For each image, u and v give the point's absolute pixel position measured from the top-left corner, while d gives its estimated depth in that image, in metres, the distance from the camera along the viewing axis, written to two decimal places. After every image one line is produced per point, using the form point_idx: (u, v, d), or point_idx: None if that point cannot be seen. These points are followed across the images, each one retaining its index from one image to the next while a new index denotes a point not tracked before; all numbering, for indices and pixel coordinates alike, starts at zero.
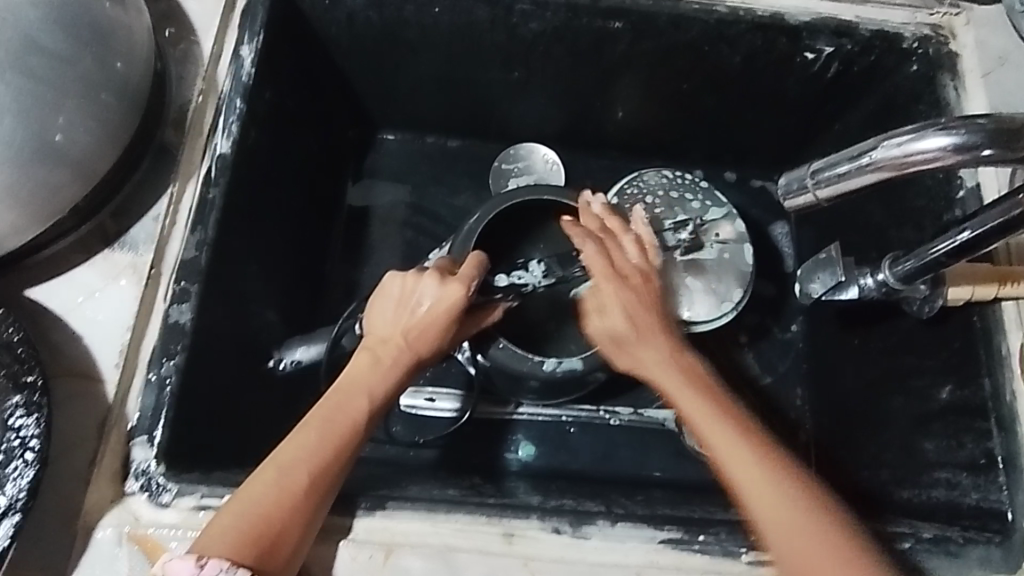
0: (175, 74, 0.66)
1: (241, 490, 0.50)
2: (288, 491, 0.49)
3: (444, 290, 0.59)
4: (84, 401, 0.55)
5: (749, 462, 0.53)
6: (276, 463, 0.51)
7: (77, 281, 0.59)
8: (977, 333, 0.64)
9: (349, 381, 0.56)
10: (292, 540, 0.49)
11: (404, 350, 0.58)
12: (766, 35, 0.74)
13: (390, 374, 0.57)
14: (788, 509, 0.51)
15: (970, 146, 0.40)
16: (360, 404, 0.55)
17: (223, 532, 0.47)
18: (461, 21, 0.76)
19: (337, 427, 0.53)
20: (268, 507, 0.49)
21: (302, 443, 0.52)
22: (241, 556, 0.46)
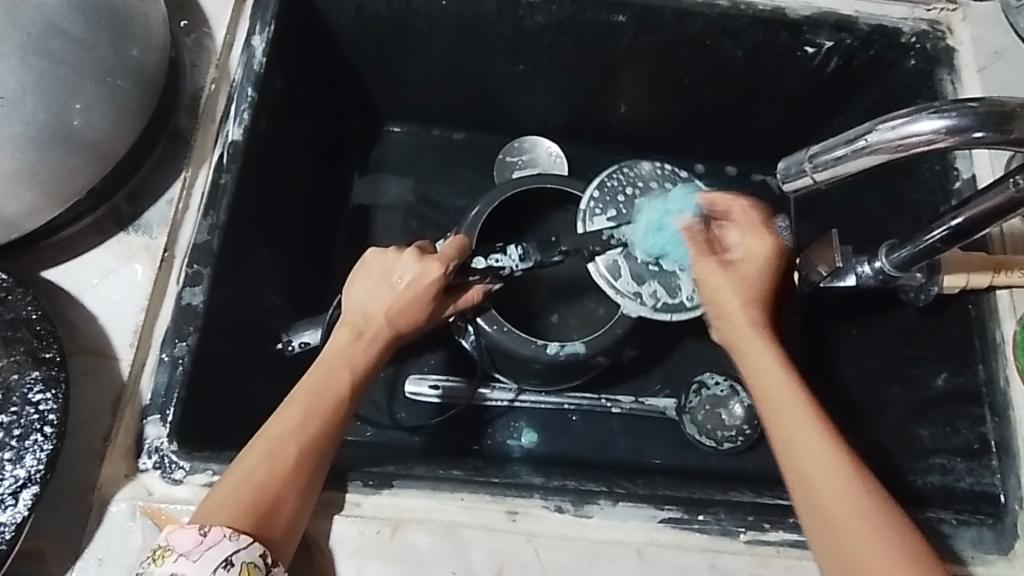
0: (189, 62, 0.68)
1: (234, 466, 0.51)
2: (281, 465, 0.50)
3: (422, 268, 0.60)
4: (99, 379, 0.57)
5: (815, 438, 0.51)
6: (267, 437, 0.52)
7: (92, 263, 0.60)
8: (972, 321, 0.65)
9: (331, 359, 0.57)
10: (287, 511, 0.50)
11: (380, 325, 0.59)
12: (767, 29, 0.76)
13: (367, 351, 0.58)
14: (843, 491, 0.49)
15: (962, 129, 0.42)
16: (344, 379, 0.56)
17: (221, 505, 0.48)
18: (467, 14, 0.78)
19: (324, 401, 0.54)
20: (262, 480, 0.50)
21: (289, 417, 0.52)
22: (241, 524, 0.48)
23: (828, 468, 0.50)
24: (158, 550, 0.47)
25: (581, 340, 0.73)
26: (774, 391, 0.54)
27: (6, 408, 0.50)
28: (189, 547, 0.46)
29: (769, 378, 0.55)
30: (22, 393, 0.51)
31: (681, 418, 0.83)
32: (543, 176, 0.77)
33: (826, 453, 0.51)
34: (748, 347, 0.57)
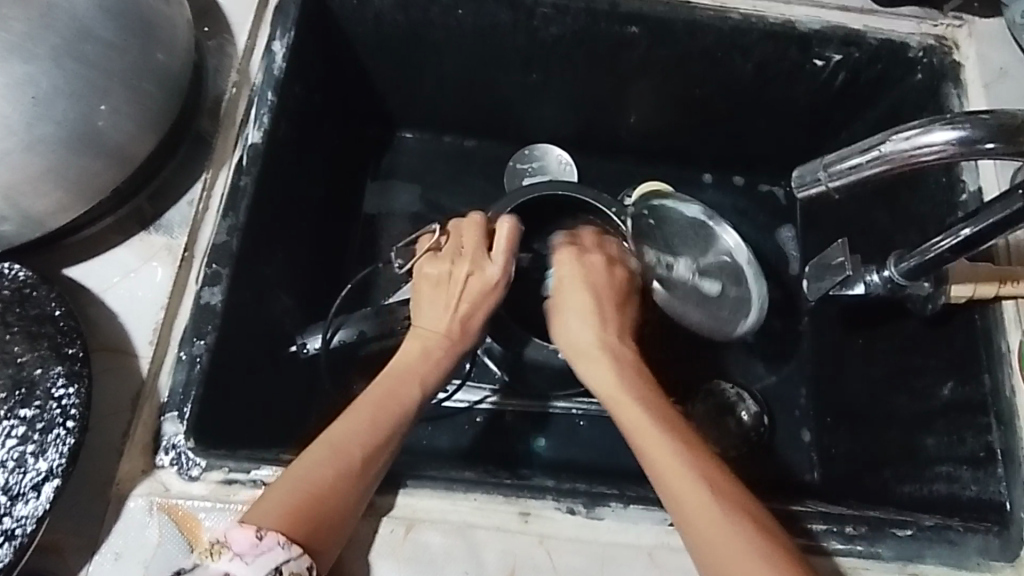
0: (211, 66, 0.69)
1: (296, 468, 0.51)
2: (343, 472, 0.51)
3: (482, 271, 0.61)
4: (119, 375, 0.57)
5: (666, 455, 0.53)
6: (331, 446, 0.52)
7: (113, 261, 0.61)
8: (977, 333, 0.66)
9: (401, 366, 0.58)
10: (340, 519, 0.51)
11: (456, 329, 0.60)
12: (778, 42, 0.77)
13: (438, 359, 0.59)
14: (697, 506, 0.50)
15: (975, 140, 0.43)
16: (408, 392, 0.57)
17: (277, 507, 0.49)
18: (484, 23, 0.79)
19: (390, 411, 0.55)
20: (321, 486, 0.50)
21: (356, 424, 0.54)
22: (293, 531, 0.48)
23: (714, 521, 0.50)
24: (211, 547, 0.47)
25: None
26: (651, 447, 0.54)
27: (29, 402, 0.51)
28: (242, 547, 0.46)
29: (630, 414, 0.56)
30: (45, 387, 0.51)
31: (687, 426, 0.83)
32: (554, 184, 0.77)
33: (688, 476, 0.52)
34: (620, 406, 0.57)
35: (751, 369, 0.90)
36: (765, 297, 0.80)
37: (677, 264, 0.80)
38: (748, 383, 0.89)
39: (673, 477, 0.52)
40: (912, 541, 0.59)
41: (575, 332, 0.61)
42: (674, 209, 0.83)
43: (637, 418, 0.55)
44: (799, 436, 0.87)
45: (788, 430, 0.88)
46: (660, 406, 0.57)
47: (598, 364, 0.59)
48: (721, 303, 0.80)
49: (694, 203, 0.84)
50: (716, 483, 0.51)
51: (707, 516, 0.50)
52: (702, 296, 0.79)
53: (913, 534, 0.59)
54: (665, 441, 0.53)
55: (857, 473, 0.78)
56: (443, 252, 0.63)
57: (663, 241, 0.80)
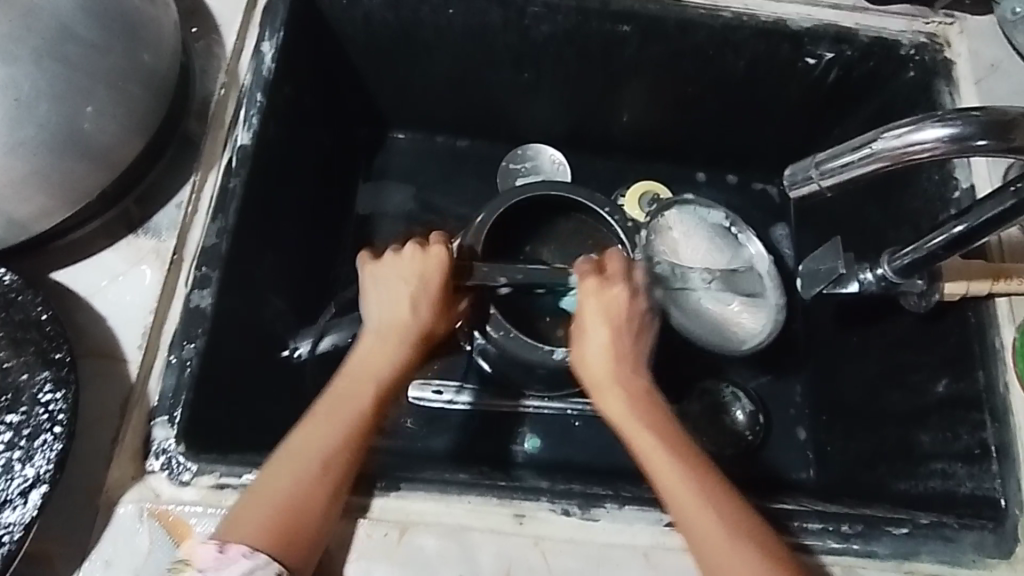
0: (199, 67, 0.69)
1: (261, 478, 0.52)
2: (302, 477, 0.52)
3: (422, 264, 0.62)
4: (108, 380, 0.57)
5: (681, 480, 0.54)
6: (292, 454, 0.53)
7: (101, 265, 0.61)
8: (971, 329, 0.66)
9: (360, 365, 0.59)
10: (310, 525, 0.50)
11: (407, 321, 0.61)
12: (769, 40, 0.77)
13: (394, 352, 0.60)
14: (711, 529, 0.52)
15: (967, 137, 0.43)
16: (366, 390, 0.57)
17: (246, 519, 0.50)
18: (474, 22, 0.79)
19: (343, 410, 0.55)
20: (283, 493, 0.51)
21: (312, 429, 0.54)
22: (258, 540, 0.49)
23: (736, 563, 0.51)
24: (178, 563, 0.49)
25: None
26: (665, 471, 0.55)
27: (15, 408, 0.50)
28: (208, 560, 0.48)
29: (643, 439, 0.56)
30: (31, 393, 0.51)
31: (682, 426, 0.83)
32: (548, 184, 0.77)
33: (702, 500, 0.53)
34: (633, 429, 0.57)
35: (746, 367, 0.90)
36: (778, 324, 0.80)
37: (693, 276, 0.82)
38: (743, 381, 0.89)
39: (694, 517, 0.53)
40: (908, 538, 0.59)
41: (594, 360, 0.61)
42: (694, 215, 0.85)
43: (651, 443, 0.56)
44: (795, 433, 0.87)
45: (783, 428, 0.87)
46: (675, 436, 0.57)
47: (608, 389, 0.60)
48: (730, 313, 0.82)
49: (716, 209, 0.86)
50: (739, 522, 0.52)
51: (732, 557, 0.51)
52: (713, 305, 0.82)
53: (909, 532, 0.59)
54: (683, 478, 0.54)
55: (852, 470, 0.78)
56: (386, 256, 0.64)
57: (682, 254, 0.83)
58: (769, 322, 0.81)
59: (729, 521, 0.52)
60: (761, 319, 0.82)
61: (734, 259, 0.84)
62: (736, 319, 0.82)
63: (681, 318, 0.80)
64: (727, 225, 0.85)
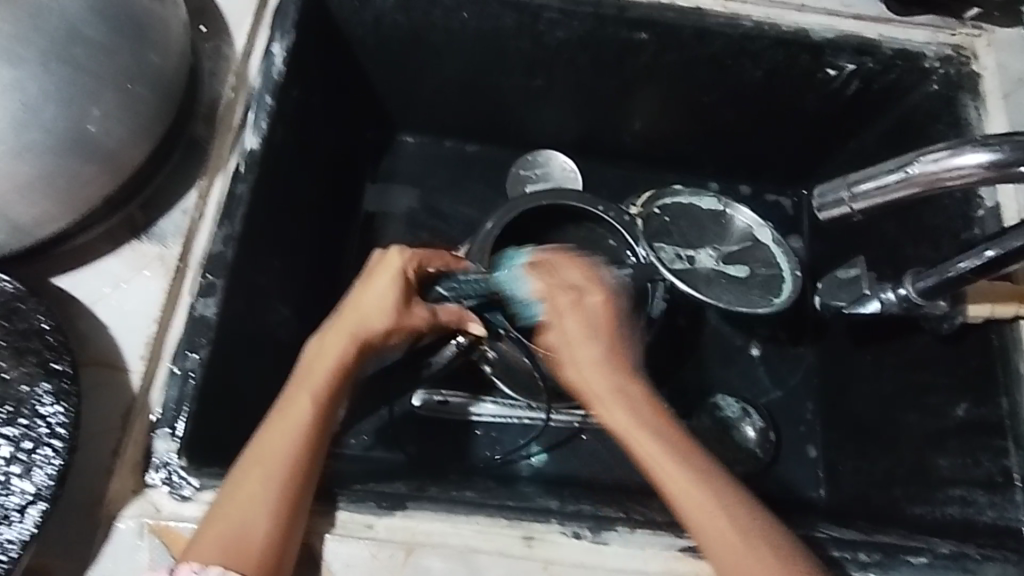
0: (207, 69, 0.67)
1: (218, 497, 0.50)
2: (249, 491, 0.50)
3: (392, 266, 0.60)
4: (109, 391, 0.55)
5: (684, 477, 0.53)
6: (244, 468, 0.51)
7: (103, 271, 0.59)
8: (994, 352, 0.64)
9: (303, 372, 0.57)
10: (261, 537, 0.48)
11: (342, 321, 0.58)
12: (791, 50, 0.75)
13: (333, 352, 0.57)
14: (718, 521, 0.51)
15: (1007, 163, 0.41)
16: (305, 397, 0.55)
17: (209, 538, 0.48)
18: (489, 26, 0.77)
19: (290, 420, 0.53)
20: (229, 509, 0.49)
21: (273, 437, 0.52)
22: (208, 554, 0.47)
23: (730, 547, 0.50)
24: None
25: None
26: (660, 466, 0.54)
27: (15, 420, 0.49)
28: None
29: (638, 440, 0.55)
30: (32, 405, 0.49)
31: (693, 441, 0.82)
32: (557, 194, 0.77)
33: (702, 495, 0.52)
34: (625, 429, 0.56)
35: (757, 383, 0.88)
36: (796, 291, 0.78)
37: (699, 257, 0.82)
38: (753, 397, 0.88)
39: (699, 516, 0.51)
40: (928, 568, 0.57)
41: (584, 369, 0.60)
42: (690, 203, 0.85)
43: (647, 440, 0.55)
44: (805, 451, 0.86)
45: (794, 446, 0.86)
46: (669, 433, 0.56)
47: (599, 392, 0.59)
48: (751, 283, 0.79)
49: (708, 194, 0.85)
50: (732, 506, 0.52)
51: (726, 532, 0.50)
52: (728, 277, 0.80)
53: (929, 561, 0.58)
54: (677, 469, 0.53)
55: (865, 491, 0.77)
56: (368, 267, 0.61)
57: (679, 235, 0.83)
58: (786, 292, 0.78)
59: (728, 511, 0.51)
60: (779, 288, 0.79)
61: (738, 237, 0.83)
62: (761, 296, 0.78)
63: (701, 292, 0.77)
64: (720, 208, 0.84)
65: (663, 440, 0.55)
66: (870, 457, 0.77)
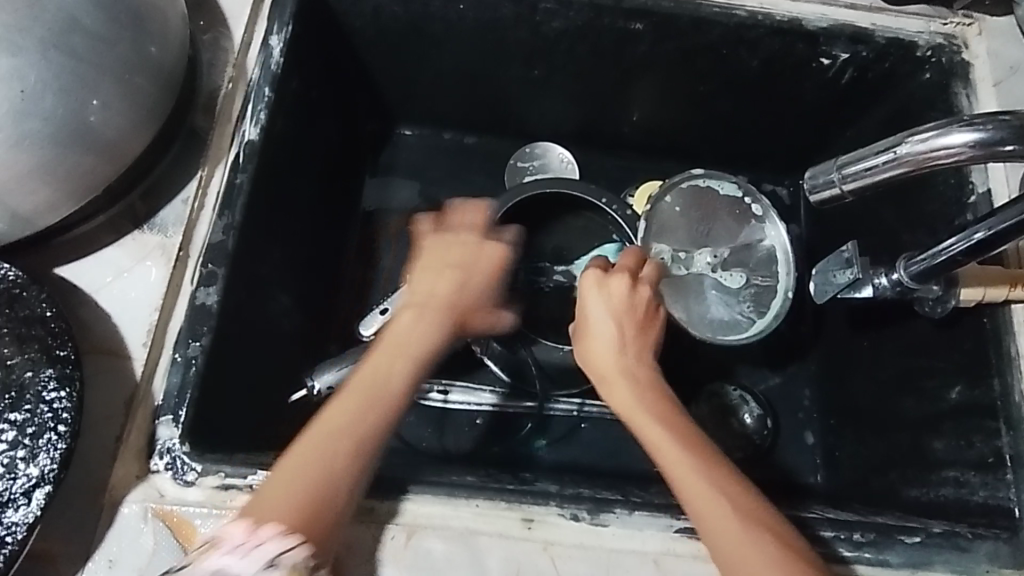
0: (207, 60, 0.67)
1: (286, 459, 0.49)
2: (333, 452, 0.49)
3: (489, 251, 0.62)
4: (112, 378, 0.56)
5: (688, 463, 0.52)
6: (319, 434, 0.50)
7: (105, 260, 0.60)
8: (987, 336, 0.65)
9: (388, 348, 0.56)
10: (332, 505, 0.48)
11: (440, 301, 0.59)
12: (785, 39, 0.76)
13: (421, 330, 0.57)
14: (716, 506, 0.50)
15: (994, 142, 0.42)
16: (396, 365, 0.54)
17: (282, 503, 0.47)
18: (486, 17, 0.77)
19: (370, 395, 0.52)
20: (316, 468, 0.48)
21: (343, 408, 0.51)
22: (287, 525, 0.46)
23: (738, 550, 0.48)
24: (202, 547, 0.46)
25: None
26: (666, 449, 0.53)
27: (19, 406, 0.50)
28: (234, 549, 0.44)
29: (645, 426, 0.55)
30: (35, 391, 0.50)
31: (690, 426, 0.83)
32: (547, 183, 0.78)
33: (705, 482, 0.51)
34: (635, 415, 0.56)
35: (754, 370, 0.89)
36: (785, 314, 0.77)
37: (698, 258, 0.81)
38: (750, 384, 0.89)
39: (698, 501, 0.50)
40: (921, 546, 0.58)
41: (599, 351, 0.60)
42: (708, 188, 0.82)
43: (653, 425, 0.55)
44: (803, 438, 0.87)
45: (791, 433, 0.87)
46: (678, 422, 0.55)
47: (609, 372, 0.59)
48: (741, 294, 0.79)
49: (728, 180, 0.82)
50: (746, 503, 0.51)
51: (722, 518, 0.50)
52: (719, 287, 0.79)
53: (922, 540, 0.58)
54: (684, 455, 0.52)
55: (860, 475, 0.78)
56: (456, 245, 0.62)
57: (684, 232, 0.81)
58: (772, 314, 0.78)
59: (728, 498, 0.51)
60: (768, 304, 0.78)
61: (746, 236, 0.81)
62: (741, 312, 0.78)
63: (683, 302, 0.78)
64: (740, 197, 0.81)
65: (671, 427, 0.55)
66: (865, 440, 0.78)
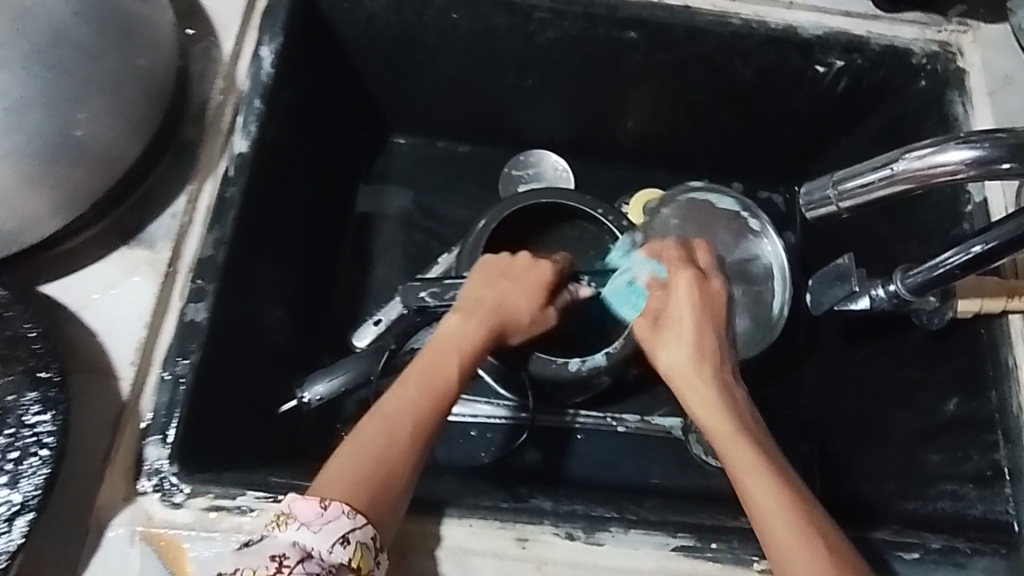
0: (196, 71, 0.66)
1: (355, 436, 0.52)
2: (396, 435, 0.52)
3: (534, 264, 0.65)
4: (99, 399, 0.55)
5: (744, 449, 0.52)
6: (381, 417, 0.53)
7: (92, 277, 0.59)
8: (984, 348, 0.64)
9: (438, 344, 0.58)
10: (392, 486, 0.50)
11: (483, 308, 0.61)
12: (780, 48, 0.75)
13: (468, 330, 0.59)
14: (770, 493, 0.50)
15: (991, 160, 0.41)
16: (454, 354, 0.57)
17: (344, 476, 0.50)
18: (478, 26, 0.77)
19: (432, 385, 0.55)
20: (381, 450, 0.51)
21: (404, 394, 0.54)
22: (351, 498, 0.48)
23: (805, 550, 0.48)
24: (279, 516, 0.48)
25: (601, 351, 0.74)
26: (723, 434, 0.54)
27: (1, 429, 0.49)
28: (307, 517, 0.47)
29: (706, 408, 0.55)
30: (18, 414, 0.49)
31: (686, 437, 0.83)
32: (539, 194, 0.78)
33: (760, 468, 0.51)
34: (696, 396, 0.56)
35: (750, 380, 0.89)
36: (781, 332, 0.78)
37: None
38: (747, 394, 0.88)
39: (753, 486, 0.51)
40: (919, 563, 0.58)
41: (676, 327, 0.59)
42: (707, 201, 0.82)
43: (713, 407, 0.55)
44: (799, 449, 0.86)
45: (788, 443, 0.86)
46: (737, 409, 0.56)
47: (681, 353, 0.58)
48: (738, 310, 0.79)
49: (727, 194, 0.82)
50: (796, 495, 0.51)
51: (774, 505, 0.50)
52: None
53: (920, 557, 0.58)
54: (742, 440, 0.53)
55: (857, 487, 0.77)
56: (498, 261, 0.65)
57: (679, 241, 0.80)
58: (769, 330, 0.78)
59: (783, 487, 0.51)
60: (765, 318, 0.79)
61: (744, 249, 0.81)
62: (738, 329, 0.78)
63: None
64: (738, 211, 0.81)
65: (732, 412, 0.55)
66: (862, 451, 0.78)
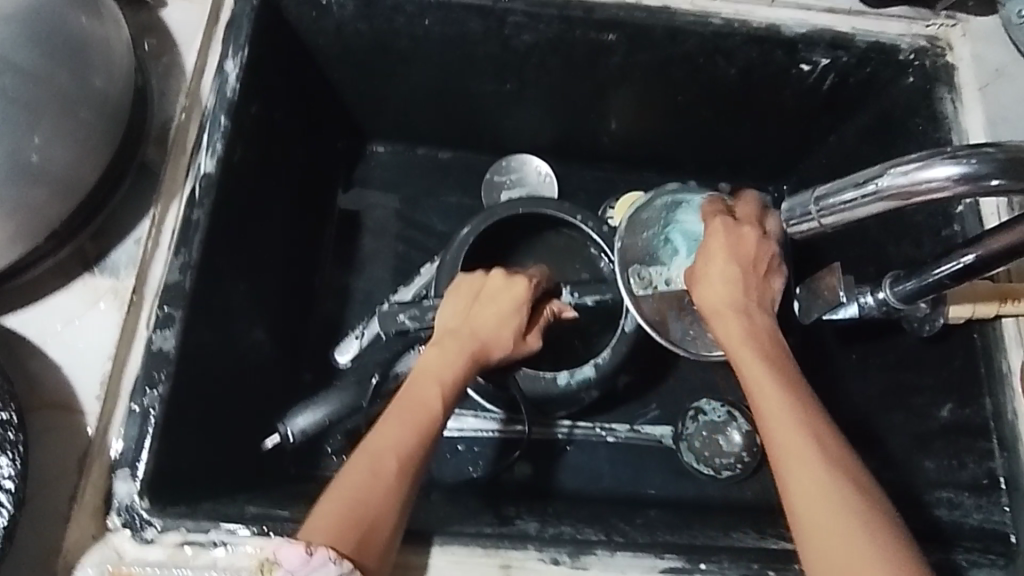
0: (157, 88, 0.64)
1: (336, 480, 0.49)
2: (382, 475, 0.49)
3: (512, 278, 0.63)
4: (63, 435, 0.53)
5: (804, 446, 0.45)
6: (366, 454, 0.50)
7: (55, 307, 0.57)
8: (977, 353, 0.62)
9: (422, 373, 0.57)
10: (379, 527, 0.48)
11: (463, 332, 0.59)
12: (763, 47, 0.73)
13: (451, 355, 0.57)
14: (825, 494, 0.43)
15: (978, 176, 0.39)
16: (432, 387, 0.55)
17: (324, 520, 0.47)
18: (452, 32, 0.74)
19: (415, 417, 0.53)
20: (361, 493, 0.48)
21: (387, 430, 0.52)
22: (339, 543, 0.46)
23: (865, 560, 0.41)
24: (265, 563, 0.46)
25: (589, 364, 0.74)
26: (779, 425, 0.47)
27: None
28: (295, 565, 0.44)
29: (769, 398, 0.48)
30: None
31: (678, 446, 0.81)
32: (518, 203, 0.76)
33: (815, 466, 0.45)
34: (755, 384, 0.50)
35: None
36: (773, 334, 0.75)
37: None
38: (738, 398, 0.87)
39: (804, 486, 0.44)
40: None
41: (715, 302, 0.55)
42: None
43: (770, 394, 0.49)
44: None
45: None
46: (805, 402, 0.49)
47: (734, 340, 0.53)
48: None
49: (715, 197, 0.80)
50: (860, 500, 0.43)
51: (823, 505, 0.43)
52: None
53: None
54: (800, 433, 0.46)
55: None
56: (469, 283, 0.63)
57: None
58: None
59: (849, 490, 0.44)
60: None
61: None
62: None
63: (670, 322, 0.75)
64: None
65: (795, 403, 0.48)
66: None
